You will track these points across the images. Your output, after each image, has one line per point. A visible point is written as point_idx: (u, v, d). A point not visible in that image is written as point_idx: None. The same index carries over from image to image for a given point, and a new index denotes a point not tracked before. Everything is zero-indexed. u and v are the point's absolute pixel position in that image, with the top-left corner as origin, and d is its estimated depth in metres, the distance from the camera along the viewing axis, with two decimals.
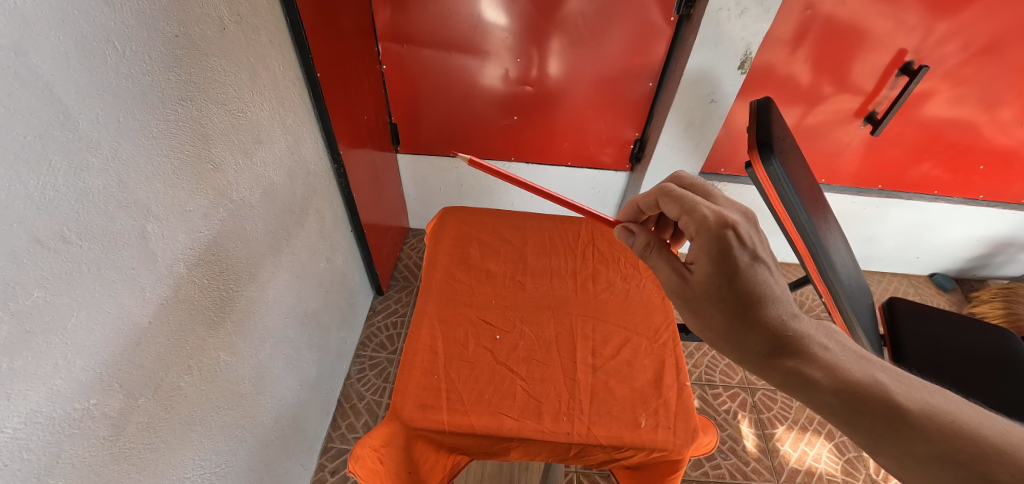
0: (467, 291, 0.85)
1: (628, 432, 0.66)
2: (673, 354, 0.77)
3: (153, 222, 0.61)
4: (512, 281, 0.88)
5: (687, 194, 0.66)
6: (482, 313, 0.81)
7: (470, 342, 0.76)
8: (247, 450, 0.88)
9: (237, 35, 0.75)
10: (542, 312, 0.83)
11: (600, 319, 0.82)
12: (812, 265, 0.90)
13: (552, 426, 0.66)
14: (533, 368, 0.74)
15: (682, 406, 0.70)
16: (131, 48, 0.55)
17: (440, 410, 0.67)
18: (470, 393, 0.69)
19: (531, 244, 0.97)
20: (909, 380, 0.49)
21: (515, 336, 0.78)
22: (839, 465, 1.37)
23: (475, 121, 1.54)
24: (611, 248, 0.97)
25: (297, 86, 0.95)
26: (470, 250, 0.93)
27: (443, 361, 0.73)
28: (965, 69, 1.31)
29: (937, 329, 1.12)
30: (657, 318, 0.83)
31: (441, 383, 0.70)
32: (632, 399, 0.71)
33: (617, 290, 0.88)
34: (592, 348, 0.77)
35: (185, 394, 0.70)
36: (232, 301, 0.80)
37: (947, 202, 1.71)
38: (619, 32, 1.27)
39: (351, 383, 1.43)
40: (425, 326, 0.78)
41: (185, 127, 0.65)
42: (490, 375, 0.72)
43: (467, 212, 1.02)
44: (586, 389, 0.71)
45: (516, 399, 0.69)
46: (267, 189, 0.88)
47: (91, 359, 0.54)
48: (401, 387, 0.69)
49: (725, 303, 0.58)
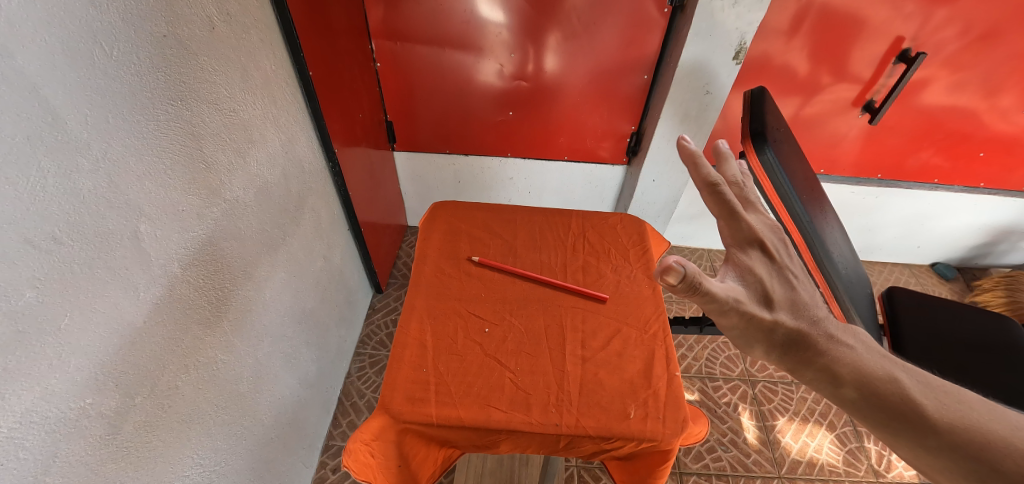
0: (457, 285, 0.85)
1: (618, 423, 0.66)
2: (663, 344, 0.77)
3: (145, 222, 0.61)
4: (502, 274, 0.88)
5: (729, 196, 0.60)
6: (471, 307, 0.81)
7: (459, 336, 0.76)
8: (248, 449, 0.89)
9: (227, 34, 0.75)
10: (531, 305, 0.83)
11: (590, 311, 0.82)
12: (807, 253, 0.88)
13: (540, 418, 0.66)
14: (522, 360, 0.74)
15: (673, 396, 0.70)
16: (118, 48, 0.55)
17: (429, 403, 0.67)
18: (459, 386, 0.69)
19: (521, 237, 0.96)
20: (929, 378, 0.45)
21: (504, 329, 0.78)
22: (840, 456, 1.37)
23: (472, 116, 1.53)
24: (603, 240, 0.97)
25: (289, 85, 0.95)
26: (460, 243, 0.93)
27: (431, 354, 0.73)
28: (963, 55, 1.29)
29: (939, 319, 1.11)
30: (647, 309, 0.83)
31: (429, 376, 0.70)
32: (622, 390, 0.70)
33: (608, 282, 0.88)
34: (581, 339, 0.77)
35: (182, 393, 0.70)
36: (229, 300, 0.80)
37: (947, 190, 1.69)
38: (613, 24, 1.26)
39: (350, 381, 1.43)
40: (415, 319, 0.78)
41: (176, 127, 0.65)
42: (479, 367, 0.72)
43: (458, 206, 1.01)
44: (575, 380, 0.71)
45: (506, 391, 0.69)
46: (260, 188, 0.88)
47: (86, 360, 0.54)
48: (390, 381, 0.70)
49: (754, 299, 0.52)
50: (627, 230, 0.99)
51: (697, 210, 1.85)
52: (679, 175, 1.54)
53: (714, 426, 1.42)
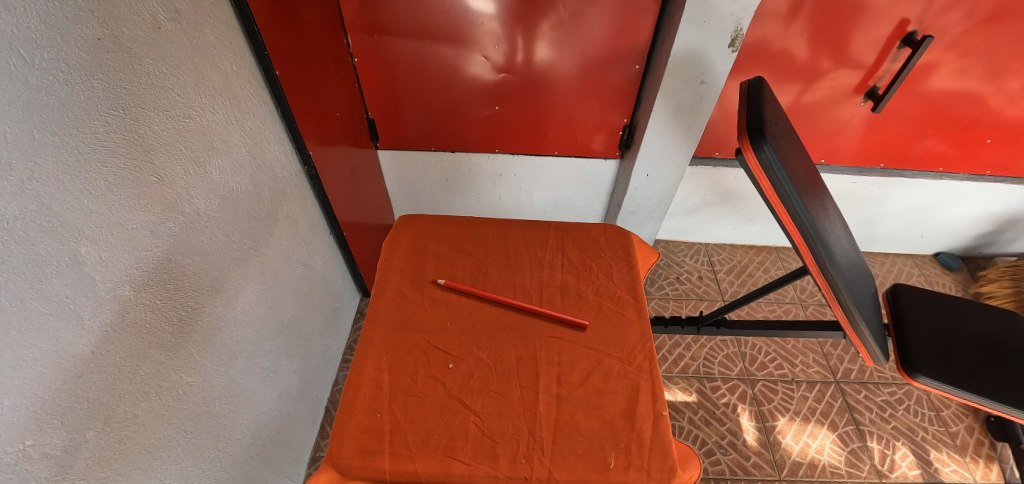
0: (420, 313, 0.80)
1: (596, 475, 0.62)
2: (648, 378, 0.73)
3: (87, 244, 0.56)
4: (471, 298, 0.83)
5: None
6: (435, 339, 0.77)
7: (420, 374, 0.72)
8: (223, 471, 0.85)
9: (176, 33, 0.69)
10: (504, 334, 0.78)
11: (568, 341, 0.77)
12: (807, 254, 0.83)
13: (507, 470, 0.61)
14: (490, 401, 0.69)
15: (657, 442, 0.65)
16: (42, 56, 0.49)
17: (382, 456, 0.63)
18: (418, 434, 0.65)
19: (493, 255, 0.92)
20: None
21: (471, 364, 0.73)
22: (842, 457, 1.34)
23: (457, 112, 1.48)
24: (585, 256, 0.92)
25: (254, 86, 0.89)
26: (426, 264, 0.88)
27: (388, 397, 0.69)
28: (970, 38, 1.23)
29: (944, 317, 1.07)
30: (632, 337, 0.78)
31: (384, 423, 0.66)
32: (600, 434, 0.66)
33: (589, 305, 0.83)
34: (557, 375, 0.73)
35: (143, 422, 0.66)
36: (194, 319, 0.75)
37: (952, 178, 1.64)
38: (602, 12, 1.19)
39: (338, 390, 1.40)
40: (371, 355, 0.74)
41: (120, 139, 0.60)
42: (441, 411, 0.67)
43: (425, 221, 0.97)
44: (548, 424, 0.67)
45: (470, 439, 0.64)
46: (225, 198, 0.82)
47: (23, 398, 0.50)
48: (341, 430, 0.65)
49: None
50: (611, 244, 0.94)
51: (694, 204, 1.79)
52: (675, 169, 1.49)
53: (713, 428, 1.38)
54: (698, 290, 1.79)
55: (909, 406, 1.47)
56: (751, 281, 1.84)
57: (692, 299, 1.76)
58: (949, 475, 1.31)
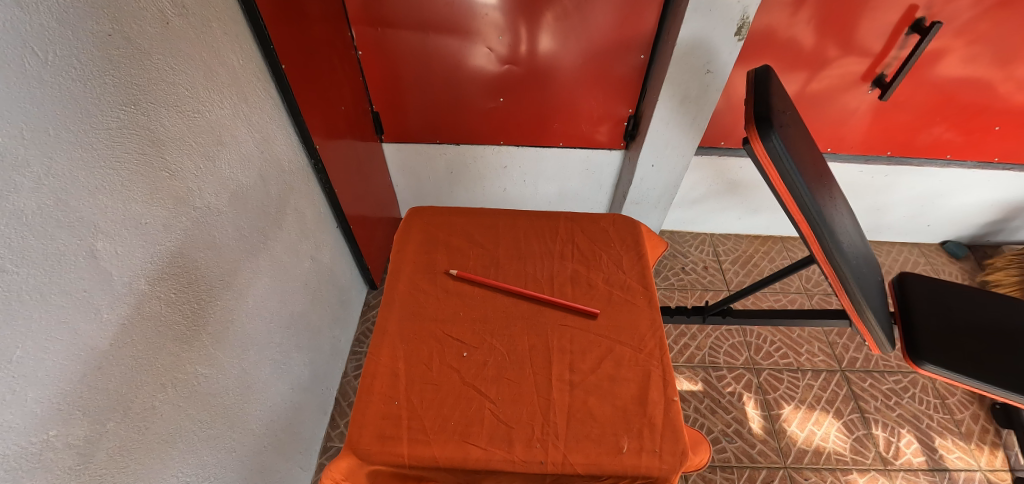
0: (433, 303, 0.81)
1: (610, 459, 0.63)
2: (658, 365, 0.73)
3: (102, 239, 0.57)
4: (482, 288, 0.84)
5: None
6: (448, 328, 0.77)
7: (434, 363, 0.73)
8: (238, 461, 0.87)
9: (183, 28, 0.69)
10: (515, 323, 0.79)
11: (579, 329, 0.78)
12: (815, 242, 0.83)
13: (523, 455, 0.63)
14: (503, 388, 0.70)
15: (669, 426, 0.66)
16: (54, 53, 0.49)
17: (400, 441, 0.64)
18: (434, 421, 0.66)
19: (503, 245, 0.92)
20: None
21: (485, 352, 0.74)
22: (847, 444, 1.35)
23: (462, 104, 1.47)
24: (594, 245, 0.92)
25: (260, 81, 0.89)
26: (437, 255, 0.89)
27: (404, 385, 0.70)
28: (979, 24, 1.22)
29: (950, 304, 1.08)
30: (642, 325, 0.79)
31: (401, 410, 0.67)
32: (614, 419, 0.67)
33: (599, 294, 0.84)
34: (569, 362, 0.73)
35: (160, 413, 0.68)
36: (207, 312, 0.76)
37: (960, 166, 1.63)
38: (606, 2, 1.18)
39: (347, 381, 1.42)
40: (387, 345, 0.75)
41: (132, 134, 0.60)
42: (456, 398, 0.68)
43: (435, 212, 0.97)
44: (562, 410, 0.68)
45: (485, 425, 0.66)
46: (235, 193, 0.83)
47: (45, 390, 0.51)
48: (359, 417, 0.67)
49: None
50: (620, 233, 0.95)
51: (698, 194, 1.79)
52: (680, 159, 1.48)
53: (718, 416, 1.40)
54: (703, 280, 1.80)
55: (915, 394, 1.47)
56: (756, 271, 1.84)
57: (697, 290, 1.77)
58: (953, 462, 1.32)
